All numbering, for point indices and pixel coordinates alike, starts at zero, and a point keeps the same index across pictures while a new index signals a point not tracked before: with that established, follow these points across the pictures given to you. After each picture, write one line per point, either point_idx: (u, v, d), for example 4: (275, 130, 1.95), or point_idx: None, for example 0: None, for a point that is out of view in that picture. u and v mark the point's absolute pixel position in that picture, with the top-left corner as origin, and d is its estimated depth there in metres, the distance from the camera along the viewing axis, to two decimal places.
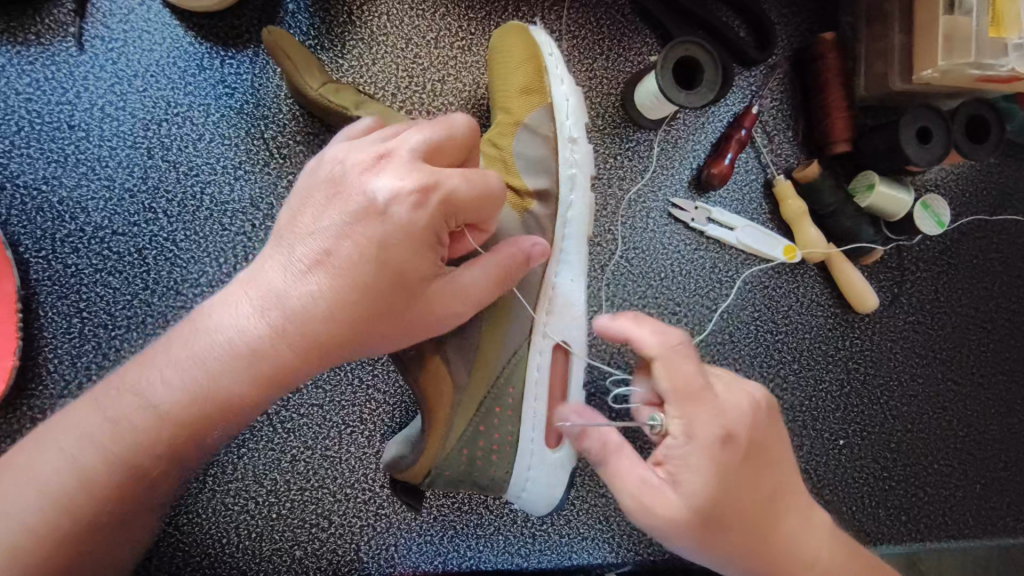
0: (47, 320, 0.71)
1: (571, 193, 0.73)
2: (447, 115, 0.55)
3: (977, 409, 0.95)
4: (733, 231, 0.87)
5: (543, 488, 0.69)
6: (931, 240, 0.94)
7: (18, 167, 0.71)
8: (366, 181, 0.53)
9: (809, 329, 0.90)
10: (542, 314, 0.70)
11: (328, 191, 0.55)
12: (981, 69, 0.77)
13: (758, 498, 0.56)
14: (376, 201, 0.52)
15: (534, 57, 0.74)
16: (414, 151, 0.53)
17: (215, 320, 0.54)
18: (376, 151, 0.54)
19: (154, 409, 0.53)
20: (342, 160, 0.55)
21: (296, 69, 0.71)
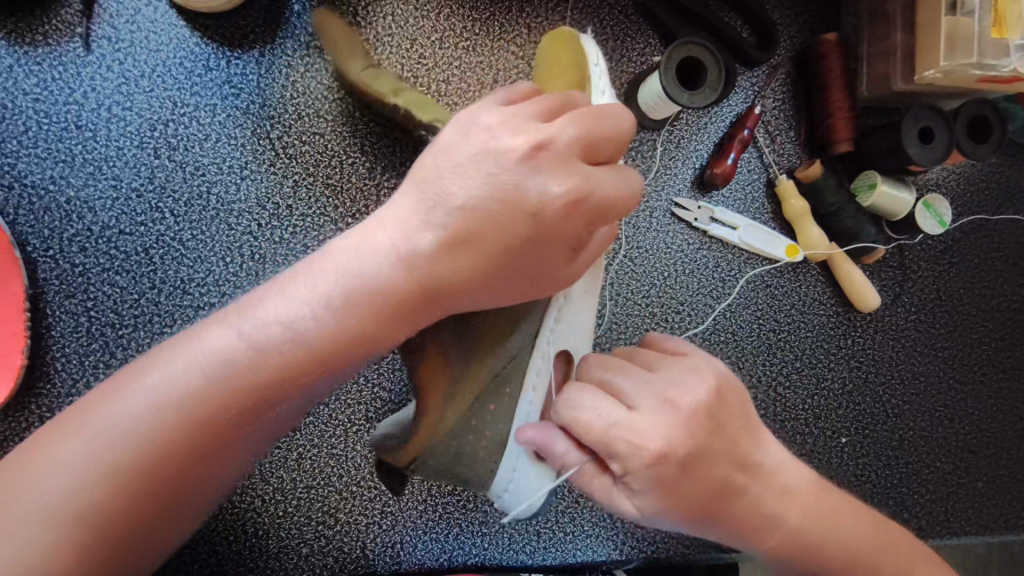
0: (55, 319, 0.71)
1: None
2: (603, 111, 0.55)
3: (979, 407, 0.95)
4: (735, 230, 0.88)
5: (528, 490, 0.65)
6: (932, 239, 0.94)
7: (25, 167, 0.72)
8: (526, 158, 0.52)
9: (811, 328, 0.91)
10: (550, 318, 0.71)
11: (478, 158, 0.53)
12: (982, 70, 0.78)
13: (725, 488, 0.60)
14: (525, 194, 0.52)
15: (579, 66, 0.74)
16: (568, 145, 0.53)
17: (375, 252, 0.52)
18: (542, 129, 0.53)
19: (304, 335, 0.50)
20: (497, 128, 0.54)
21: (342, 55, 0.75)
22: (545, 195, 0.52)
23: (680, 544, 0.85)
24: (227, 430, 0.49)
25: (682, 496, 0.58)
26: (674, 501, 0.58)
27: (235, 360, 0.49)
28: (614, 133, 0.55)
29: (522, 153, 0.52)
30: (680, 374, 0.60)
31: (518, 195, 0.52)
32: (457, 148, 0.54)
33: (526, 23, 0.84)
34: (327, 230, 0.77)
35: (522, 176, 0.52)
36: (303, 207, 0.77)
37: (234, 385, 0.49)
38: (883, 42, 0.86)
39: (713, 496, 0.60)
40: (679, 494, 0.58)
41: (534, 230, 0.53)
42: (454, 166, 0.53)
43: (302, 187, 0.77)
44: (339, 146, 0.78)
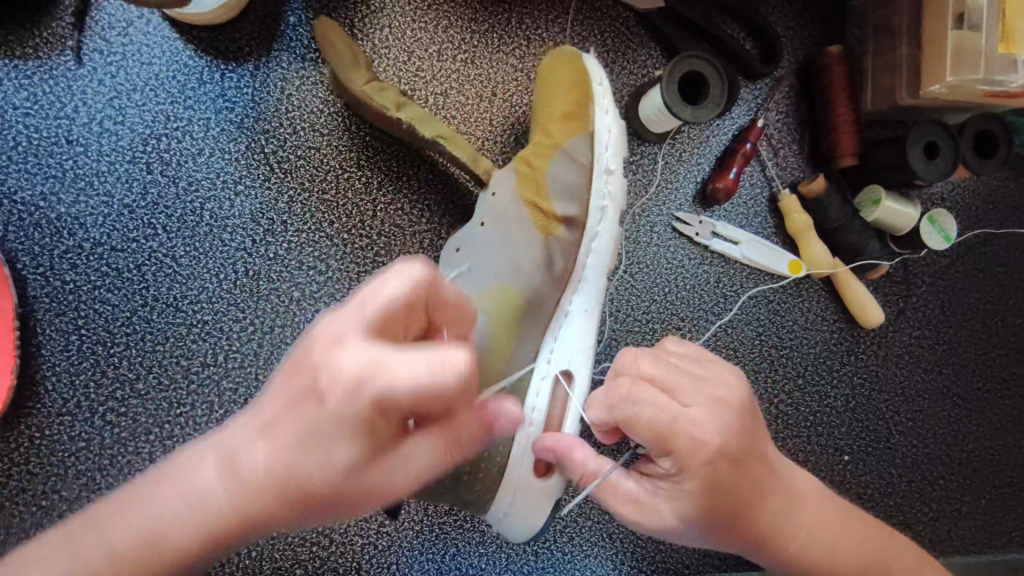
0: (45, 337, 0.70)
1: (599, 224, 0.72)
2: (406, 266, 0.43)
3: (982, 424, 0.94)
4: (737, 245, 0.86)
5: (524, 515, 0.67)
6: (937, 254, 0.93)
7: (16, 183, 0.70)
8: (342, 396, 0.41)
9: (813, 344, 0.90)
10: (550, 339, 0.73)
11: (297, 386, 0.43)
12: (990, 85, 0.77)
13: (753, 495, 0.57)
14: (318, 382, 0.42)
15: (581, 83, 0.73)
16: (366, 333, 0.41)
17: (232, 455, 0.45)
18: (367, 352, 0.40)
19: (163, 538, 0.45)
20: (332, 350, 0.41)
21: (343, 63, 0.71)
22: (344, 407, 0.41)
23: (680, 564, 0.83)
24: (185, 568, 0.46)
25: (723, 496, 0.55)
26: (709, 506, 0.55)
27: (174, 507, 0.45)
28: (447, 385, 0.39)
29: (340, 378, 0.40)
30: (716, 372, 0.58)
31: (320, 420, 0.42)
32: (294, 364, 0.43)
33: (525, 35, 0.83)
34: (323, 245, 0.76)
35: (327, 397, 0.42)
36: (298, 222, 0.75)
37: (170, 533, 0.45)
38: (888, 55, 0.85)
39: (746, 502, 0.57)
40: (724, 493, 0.55)
41: (328, 430, 0.42)
42: (281, 376, 0.44)
43: (297, 203, 0.75)
44: (335, 160, 0.76)
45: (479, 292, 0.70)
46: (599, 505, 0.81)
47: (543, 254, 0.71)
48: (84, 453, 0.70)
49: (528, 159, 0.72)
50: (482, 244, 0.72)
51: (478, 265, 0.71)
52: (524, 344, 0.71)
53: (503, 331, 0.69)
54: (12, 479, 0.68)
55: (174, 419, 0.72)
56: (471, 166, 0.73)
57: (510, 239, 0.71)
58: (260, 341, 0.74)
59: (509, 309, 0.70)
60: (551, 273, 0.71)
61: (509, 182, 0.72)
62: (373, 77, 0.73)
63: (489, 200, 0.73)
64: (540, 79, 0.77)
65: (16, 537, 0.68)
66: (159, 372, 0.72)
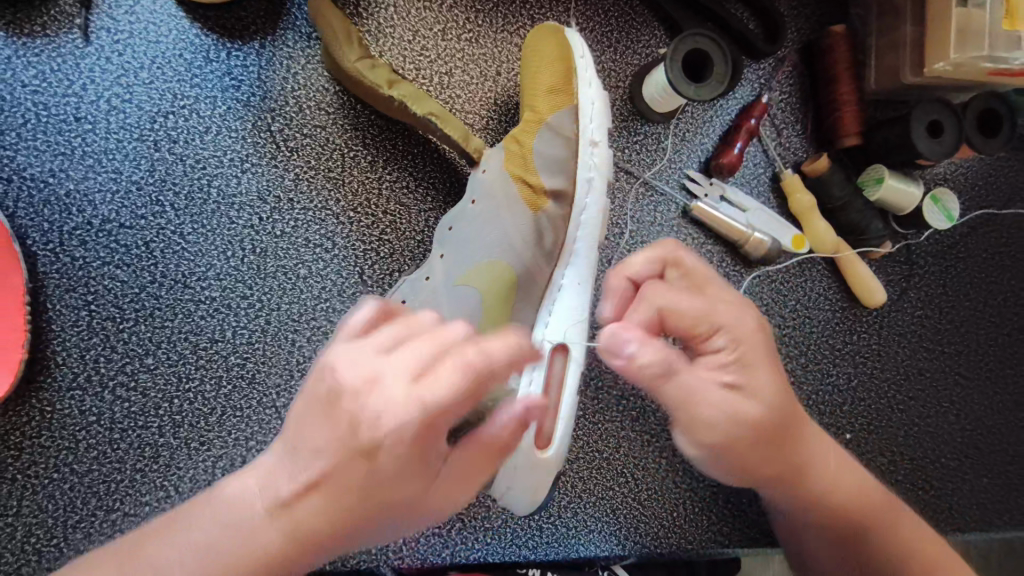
0: (56, 313, 0.71)
1: (586, 196, 0.73)
2: (442, 327, 0.47)
3: (984, 403, 0.95)
4: (745, 212, 0.86)
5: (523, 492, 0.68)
6: (940, 235, 0.93)
7: (25, 159, 0.71)
8: (401, 434, 0.46)
9: (816, 323, 0.90)
10: (544, 312, 0.73)
11: (345, 434, 0.48)
12: (993, 61, 0.78)
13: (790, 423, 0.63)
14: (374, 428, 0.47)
15: (567, 57, 0.73)
16: (413, 378, 0.46)
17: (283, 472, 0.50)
18: (410, 395, 0.46)
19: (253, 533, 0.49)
20: (373, 390, 0.46)
21: (334, 41, 0.71)
22: (407, 442, 0.47)
23: (683, 540, 0.84)
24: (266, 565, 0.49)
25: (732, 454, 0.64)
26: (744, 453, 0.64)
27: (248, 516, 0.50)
28: (481, 384, 0.46)
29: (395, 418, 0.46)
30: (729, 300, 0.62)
31: (378, 462, 0.48)
32: (331, 408, 0.48)
33: (529, 15, 0.83)
34: (329, 223, 0.76)
35: (383, 443, 0.47)
36: (305, 200, 0.76)
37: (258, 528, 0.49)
38: (891, 34, 0.85)
39: (769, 458, 0.62)
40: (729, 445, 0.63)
41: (385, 477, 0.48)
42: (318, 419, 0.49)
43: (303, 181, 0.76)
44: (341, 139, 0.77)
45: (469, 270, 0.70)
46: (603, 481, 0.82)
47: (532, 229, 0.71)
48: (95, 427, 0.71)
49: (517, 136, 0.73)
50: (472, 222, 0.72)
51: (468, 242, 0.71)
52: (520, 320, 0.71)
53: (496, 307, 0.69)
54: (24, 451, 0.69)
55: (183, 393, 0.73)
56: (461, 144, 0.73)
57: (499, 215, 0.71)
58: (267, 318, 0.74)
59: (501, 285, 0.69)
60: (541, 246, 0.71)
61: (500, 158, 0.73)
62: (367, 55, 0.73)
63: (481, 177, 0.73)
64: (523, 61, 0.77)
65: (29, 508, 0.69)
66: (168, 348, 0.73)
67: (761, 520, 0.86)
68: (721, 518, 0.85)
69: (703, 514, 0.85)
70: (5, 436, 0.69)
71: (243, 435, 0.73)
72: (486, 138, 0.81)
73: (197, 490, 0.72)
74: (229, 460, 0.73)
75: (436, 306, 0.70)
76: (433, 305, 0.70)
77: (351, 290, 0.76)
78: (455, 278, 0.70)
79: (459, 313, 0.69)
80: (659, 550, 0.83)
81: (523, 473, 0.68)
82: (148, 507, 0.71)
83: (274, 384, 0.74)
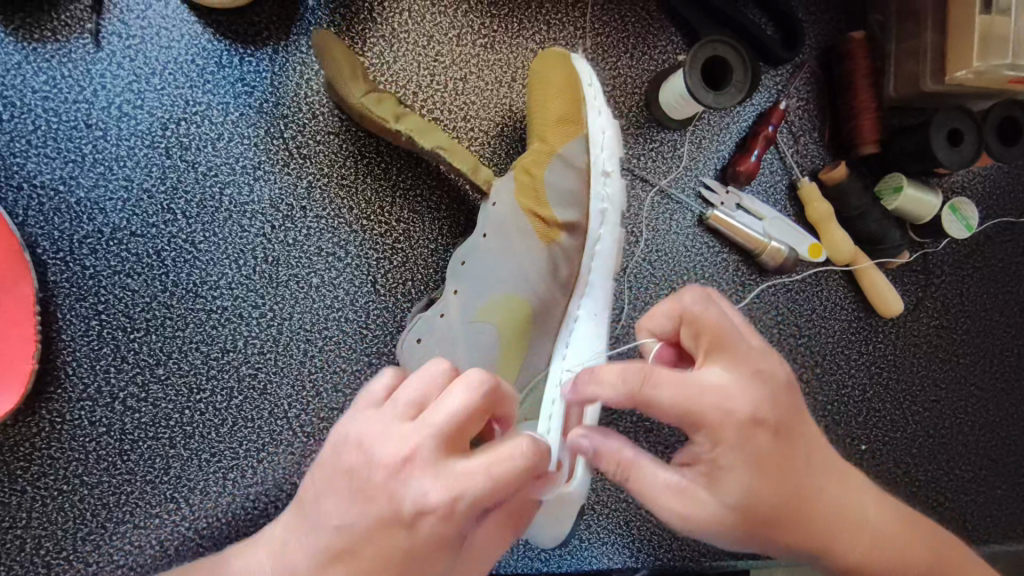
0: (66, 323, 0.70)
1: (600, 228, 0.71)
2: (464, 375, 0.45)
3: (999, 414, 0.94)
4: (760, 220, 0.85)
5: (547, 526, 0.67)
6: (957, 243, 0.92)
7: (35, 167, 0.70)
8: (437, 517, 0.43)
9: (832, 333, 0.89)
10: (561, 345, 0.72)
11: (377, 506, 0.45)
12: (1015, 69, 0.76)
13: (798, 488, 0.54)
14: (401, 511, 0.44)
15: (574, 85, 0.72)
16: (438, 450, 0.44)
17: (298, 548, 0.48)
18: (447, 472, 0.43)
19: None
20: (408, 471, 0.44)
21: (340, 76, 0.69)
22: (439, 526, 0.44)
23: (697, 552, 0.83)
24: None
25: (760, 495, 0.52)
26: (754, 531, 0.53)
27: None
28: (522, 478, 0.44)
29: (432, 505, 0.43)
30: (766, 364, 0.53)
31: (405, 534, 0.44)
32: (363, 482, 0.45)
33: (545, 20, 0.82)
34: (342, 232, 0.75)
35: (415, 521, 0.44)
36: (317, 208, 0.75)
37: None
38: (911, 41, 0.84)
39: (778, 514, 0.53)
40: (763, 486, 0.51)
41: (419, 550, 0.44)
42: (352, 504, 0.45)
43: (317, 188, 0.75)
44: (354, 146, 0.76)
45: (487, 305, 0.70)
46: (616, 493, 0.81)
47: (547, 263, 0.70)
48: (105, 438, 0.70)
49: (527, 166, 0.71)
50: (484, 259, 0.71)
51: (485, 278, 0.70)
52: (537, 352, 0.71)
53: (514, 340, 0.69)
54: (33, 463, 0.68)
55: (194, 404, 0.72)
56: (471, 175, 0.71)
57: (512, 251, 0.70)
58: (279, 327, 0.74)
59: (519, 319, 0.69)
60: (556, 278, 0.71)
61: (510, 191, 0.71)
62: (373, 90, 0.71)
63: (491, 211, 0.72)
64: (530, 87, 0.75)
65: (38, 521, 0.68)
66: (179, 358, 0.72)
67: None
68: None
69: None
70: (13, 447, 0.68)
71: (254, 448, 0.72)
72: (501, 145, 0.80)
73: (207, 502, 0.71)
74: (240, 472, 0.72)
75: (454, 345, 0.70)
76: (451, 344, 0.70)
77: (364, 300, 0.75)
78: (472, 314, 0.70)
79: (477, 349, 0.69)
80: (673, 563, 0.82)
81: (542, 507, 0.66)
82: (159, 518, 0.70)
83: (286, 394, 0.73)
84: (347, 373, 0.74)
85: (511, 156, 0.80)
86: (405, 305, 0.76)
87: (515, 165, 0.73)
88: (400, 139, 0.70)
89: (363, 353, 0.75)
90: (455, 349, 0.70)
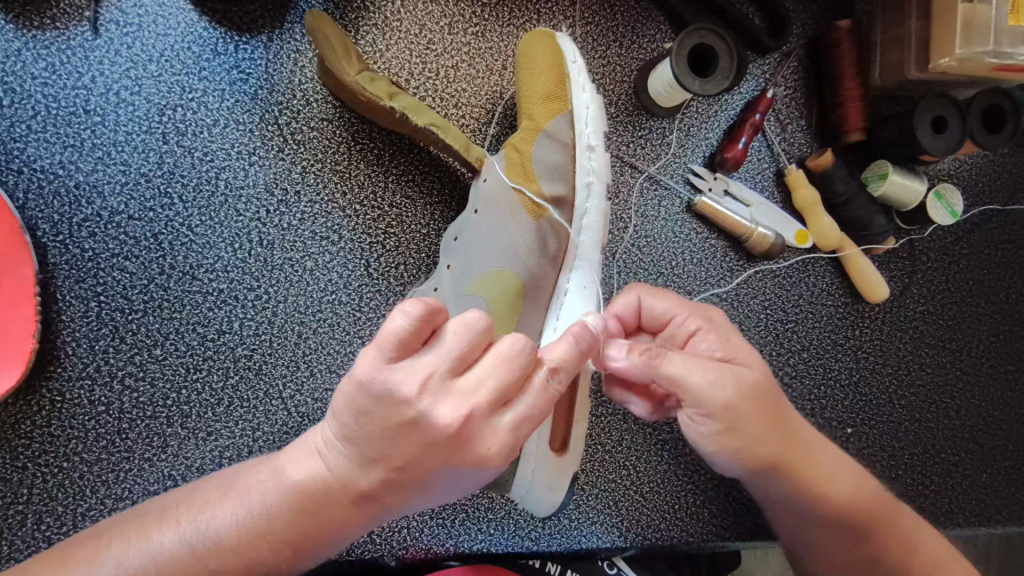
0: (65, 304, 0.72)
1: (586, 201, 0.73)
2: (468, 325, 0.45)
3: (984, 399, 0.95)
4: (747, 207, 0.87)
5: (546, 485, 0.67)
6: (942, 230, 0.94)
7: (35, 152, 0.72)
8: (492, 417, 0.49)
9: (819, 317, 0.91)
10: (552, 318, 0.72)
11: (426, 447, 0.44)
12: (999, 58, 0.78)
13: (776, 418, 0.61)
14: (454, 449, 0.44)
15: (558, 63, 0.74)
16: (494, 400, 0.44)
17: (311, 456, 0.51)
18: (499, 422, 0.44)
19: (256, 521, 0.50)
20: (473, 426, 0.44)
21: (331, 56, 0.70)
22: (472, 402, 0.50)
23: (684, 533, 0.84)
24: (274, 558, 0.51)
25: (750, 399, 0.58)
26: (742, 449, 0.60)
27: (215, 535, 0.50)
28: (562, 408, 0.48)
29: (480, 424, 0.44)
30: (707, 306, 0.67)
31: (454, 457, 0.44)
32: (409, 429, 0.44)
33: (535, 9, 0.83)
34: (335, 216, 0.77)
35: (466, 453, 0.44)
36: (311, 193, 0.77)
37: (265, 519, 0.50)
38: (897, 30, 0.85)
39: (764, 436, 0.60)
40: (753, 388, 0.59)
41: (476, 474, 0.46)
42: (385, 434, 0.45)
43: (310, 173, 0.77)
44: (348, 132, 0.77)
45: (479, 280, 0.70)
46: (605, 474, 0.83)
47: (536, 236, 0.71)
48: (104, 416, 0.72)
49: (516, 145, 0.73)
50: (477, 233, 0.72)
51: (473, 252, 0.71)
52: (527, 328, 0.71)
53: (506, 312, 0.69)
54: (34, 440, 0.70)
55: (191, 383, 0.73)
56: (462, 154, 0.73)
57: (504, 224, 0.71)
58: (274, 310, 0.75)
59: (511, 291, 0.70)
60: (545, 252, 0.72)
61: (500, 167, 0.73)
62: (366, 67, 0.72)
63: (482, 188, 0.73)
64: (517, 69, 0.77)
65: (39, 496, 0.70)
66: (176, 339, 0.74)
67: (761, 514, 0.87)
68: (722, 511, 0.86)
69: (705, 506, 0.85)
70: (14, 424, 0.70)
71: (248, 427, 0.73)
72: (491, 132, 0.81)
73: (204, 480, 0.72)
74: (235, 451, 0.73)
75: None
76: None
77: (357, 283, 0.77)
78: (464, 287, 0.70)
79: None
80: (661, 542, 0.83)
81: (543, 472, 0.67)
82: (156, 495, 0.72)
83: (281, 374, 0.75)
84: (341, 355, 0.76)
85: (502, 143, 0.81)
86: (396, 288, 0.77)
87: (505, 144, 0.75)
88: (394, 118, 0.72)
89: (356, 335, 0.76)
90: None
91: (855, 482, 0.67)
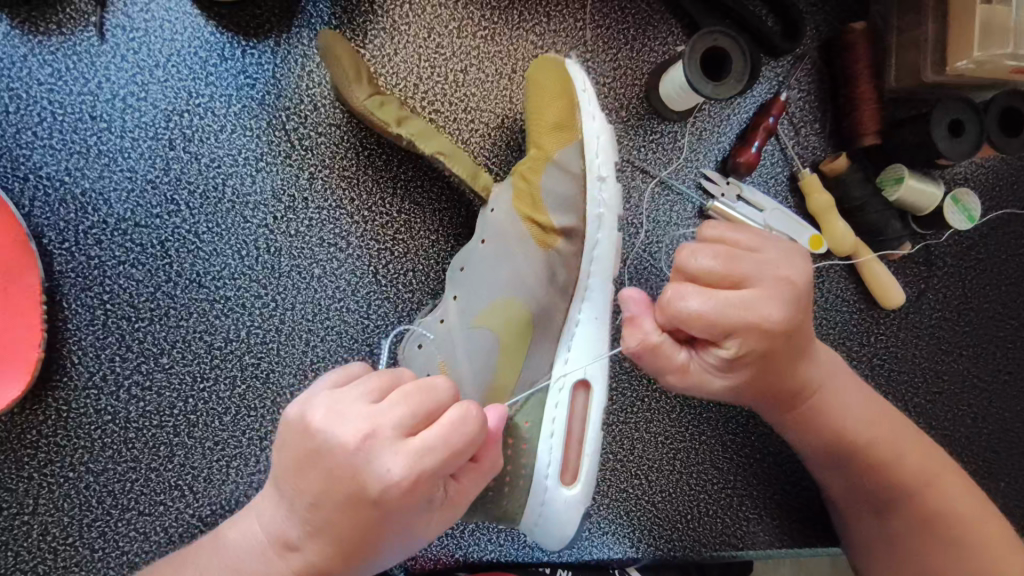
0: (71, 312, 0.71)
1: (597, 232, 0.71)
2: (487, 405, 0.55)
3: (1001, 407, 0.93)
4: (761, 212, 0.84)
5: (557, 522, 0.67)
6: (959, 235, 0.92)
7: (40, 158, 0.71)
8: (398, 492, 0.45)
9: (833, 324, 0.89)
10: (563, 348, 0.71)
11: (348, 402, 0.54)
12: (1017, 59, 0.77)
13: (786, 375, 0.65)
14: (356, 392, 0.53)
15: (568, 92, 0.72)
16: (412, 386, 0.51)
17: None
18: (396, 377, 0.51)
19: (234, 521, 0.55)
20: (372, 444, 0.46)
21: (343, 81, 0.70)
22: (402, 497, 0.46)
23: (697, 543, 0.83)
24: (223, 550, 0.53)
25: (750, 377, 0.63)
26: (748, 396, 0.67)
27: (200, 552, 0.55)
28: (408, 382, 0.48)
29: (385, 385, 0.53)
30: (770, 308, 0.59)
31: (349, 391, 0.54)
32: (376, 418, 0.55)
33: (545, 12, 0.82)
34: (343, 224, 0.76)
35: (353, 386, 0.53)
36: (319, 199, 0.76)
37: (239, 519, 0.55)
38: (913, 32, 0.84)
39: (772, 385, 0.65)
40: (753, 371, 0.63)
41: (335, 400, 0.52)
42: None
43: (317, 180, 0.76)
44: (356, 137, 0.76)
45: (486, 311, 0.70)
46: (616, 483, 0.82)
47: (544, 267, 0.70)
48: (111, 426, 0.71)
49: (523, 173, 0.72)
50: (483, 266, 0.71)
51: (480, 286, 0.71)
52: (537, 360, 0.70)
53: (513, 345, 0.69)
54: (40, 450, 0.69)
55: (198, 393, 0.72)
56: (470, 182, 0.72)
57: (512, 256, 0.71)
58: (281, 318, 0.74)
59: (519, 325, 0.70)
60: (554, 284, 0.70)
61: (508, 196, 0.72)
62: (376, 91, 0.72)
63: (489, 217, 0.72)
64: (526, 95, 0.76)
65: (44, 507, 0.69)
66: (183, 347, 0.73)
67: (776, 524, 0.84)
68: (736, 521, 0.84)
69: (719, 517, 0.83)
70: (20, 435, 0.69)
71: (258, 438, 0.72)
72: (501, 137, 0.80)
73: (212, 490, 0.72)
74: (243, 460, 0.72)
75: (454, 350, 0.70)
76: (450, 349, 0.70)
77: (366, 290, 0.76)
78: (471, 319, 0.70)
79: (476, 356, 0.69)
80: (673, 554, 0.82)
81: (552, 506, 0.67)
82: (163, 505, 0.71)
83: (289, 383, 0.74)
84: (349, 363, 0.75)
85: (512, 147, 0.80)
86: (405, 295, 0.76)
87: (513, 171, 0.73)
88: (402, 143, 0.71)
89: (365, 342, 0.75)
90: (455, 356, 0.70)
91: (884, 428, 0.69)
